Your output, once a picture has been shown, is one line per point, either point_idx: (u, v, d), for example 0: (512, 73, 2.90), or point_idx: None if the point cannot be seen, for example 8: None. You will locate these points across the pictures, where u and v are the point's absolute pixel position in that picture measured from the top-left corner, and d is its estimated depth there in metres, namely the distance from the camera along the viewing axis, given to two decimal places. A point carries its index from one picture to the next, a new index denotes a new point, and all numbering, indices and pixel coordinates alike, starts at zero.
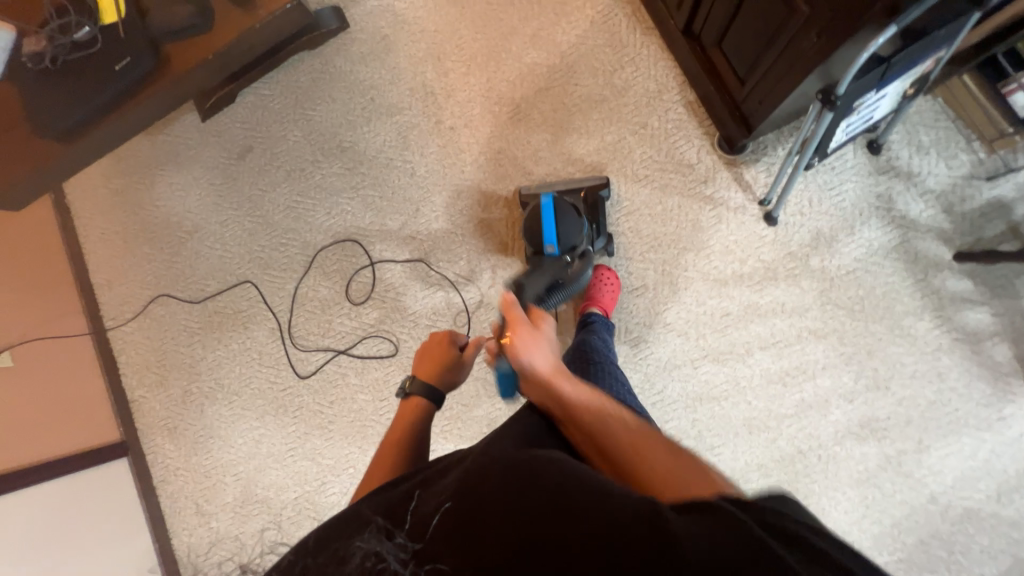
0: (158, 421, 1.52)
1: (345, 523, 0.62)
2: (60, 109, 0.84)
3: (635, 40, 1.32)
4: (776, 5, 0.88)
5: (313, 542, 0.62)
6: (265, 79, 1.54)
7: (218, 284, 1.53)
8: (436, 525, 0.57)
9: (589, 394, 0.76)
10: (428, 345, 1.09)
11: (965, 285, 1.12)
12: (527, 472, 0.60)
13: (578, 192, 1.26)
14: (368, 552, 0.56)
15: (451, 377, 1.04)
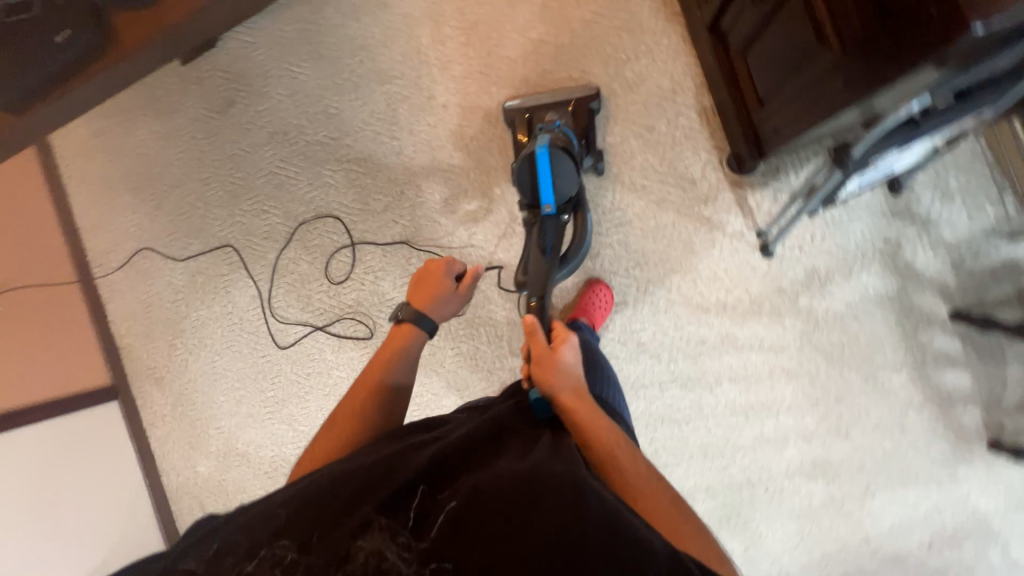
0: (146, 370, 1.59)
1: (332, 505, 0.60)
2: None
3: (656, 27, 1.17)
4: (805, 31, 0.76)
5: (298, 523, 0.59)
6: (249, 24, 1.41)
7: (202, 244, 1.52)
8: (439, 528, 0.57)
9: (605, 426, 0.73)
10: (424, 272, 1.02)
11: (952, 345, 1.08)
12: (527, 479, 0.59)
13: (567, 105, 1.17)
14: (372, 551, 0.55)
15: (445, 311, 0.99)
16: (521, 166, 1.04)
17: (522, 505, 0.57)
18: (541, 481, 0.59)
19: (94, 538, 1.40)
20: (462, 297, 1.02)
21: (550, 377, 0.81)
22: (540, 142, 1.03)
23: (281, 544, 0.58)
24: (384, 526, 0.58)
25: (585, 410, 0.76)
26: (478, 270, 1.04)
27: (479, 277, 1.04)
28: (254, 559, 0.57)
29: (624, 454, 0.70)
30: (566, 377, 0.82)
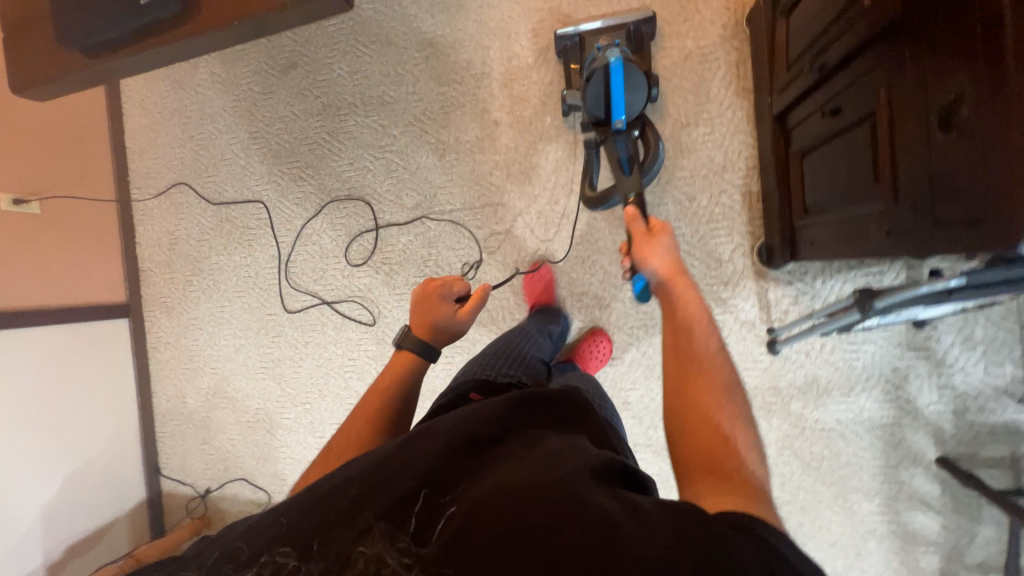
0: (159, 297, 1.66)
1: (331, 508, 0.51)
2: (83, 26, 0.81)
3: (723, 98, 1.15)
4: (861, 166, 0.74)
5: (299, 526, 0.51)
6: None
7: (236, 193, 1.57)
8: (438, 534, 0.47)
9: (695, 303, 0.73)
10: (420, 298, 0.91)
11: (931, 488, 1.07)
12: (521, 489, 0.47)
13: (620, 31, 1.15)
14: (371, 558, 0.47)
15: (448, 336, 0.89)
16: (593, 82, 1.02)
17: (515, 522, 0.45)
18: (540, 493, 0.47)
19: (77, 445, 1.51)
20: (469, 317, 0.91)
21: (651, 252, 0.83)
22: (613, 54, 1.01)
23: (283, 551, 0.50)
24: (383, 531, 0.48)
25: (677, 285, 0.77)
26: (484, 289, 0.94)
27: (484, 297, 0.95)
28: (255, 570, 0.49)
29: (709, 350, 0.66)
30: (670, 257, 0.82)
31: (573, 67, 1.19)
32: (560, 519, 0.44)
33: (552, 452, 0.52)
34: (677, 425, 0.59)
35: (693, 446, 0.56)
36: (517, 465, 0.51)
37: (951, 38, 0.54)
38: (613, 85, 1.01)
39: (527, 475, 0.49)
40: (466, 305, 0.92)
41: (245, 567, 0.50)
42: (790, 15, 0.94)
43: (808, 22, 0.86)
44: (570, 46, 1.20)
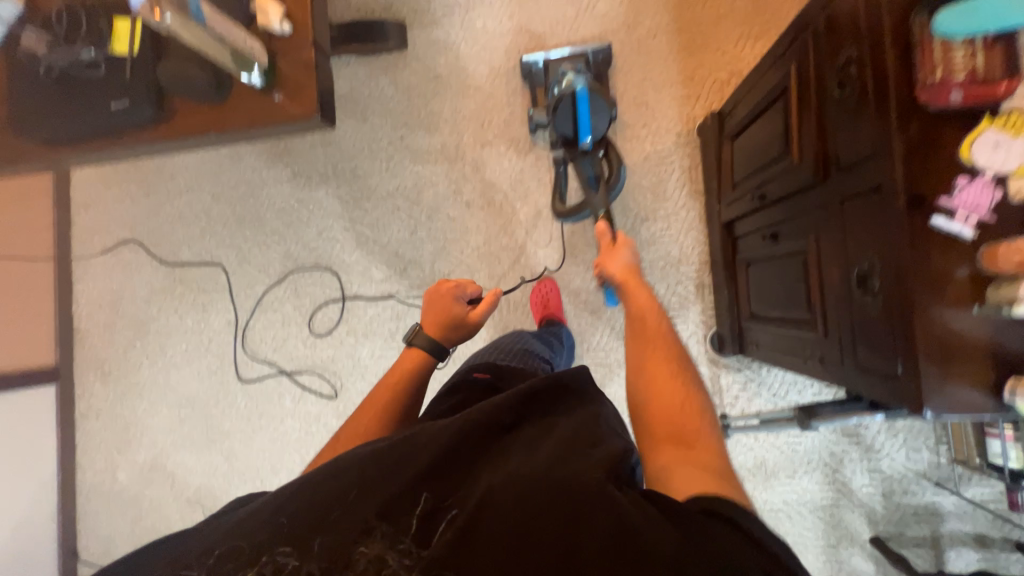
0: (95, 360, 1.53)
1: (333, 506, 0.52)
2: (45, 121, 0.78)
3: (678, 198, 1.25)
4: (797, 293, 0.83)
5: (297, 525, 0.51)
6: None
7: (193, 254, 1.50)
8: (442, 536, 0.49)
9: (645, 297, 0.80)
10: (431, 298, 0.90)
11: (867, 567, 1.15)
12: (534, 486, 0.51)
13: (581, 58, 1.27)
14: (373, 559, 0.49)
15: (459, 338, 0.87)
16: (561, 104, 1.06)
17: (531, 516, 0.49)
18: (555, 489, 0.50)
19: None
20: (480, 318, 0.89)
21: (612, 260, 0.89)
22: (579, 82, 1.07)
23: (281, 551, 0.50)
24: (385, 532, 0.50)
25: (631, 285, 0.83)
26: (497, 293, 0.93)
27: (496, 302, 0.92)
28: (251, 570, 0.49)
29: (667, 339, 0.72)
30: (629, 265, 0.88)
31: (540, 91, 1.30)
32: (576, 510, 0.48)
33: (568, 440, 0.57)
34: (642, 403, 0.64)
35: (658, 425, 0.61)
36: (529, 459, 0.54)
37: (864, 220, 0.63)
38: (579, 109, 1.06)
39: (541, 469, 0.53)
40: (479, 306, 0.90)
41: (238, 568, 0.49)
42: (734, 141, 1.05)
43: (750, 156, 0.97)
44: (535, 72, 1.30)
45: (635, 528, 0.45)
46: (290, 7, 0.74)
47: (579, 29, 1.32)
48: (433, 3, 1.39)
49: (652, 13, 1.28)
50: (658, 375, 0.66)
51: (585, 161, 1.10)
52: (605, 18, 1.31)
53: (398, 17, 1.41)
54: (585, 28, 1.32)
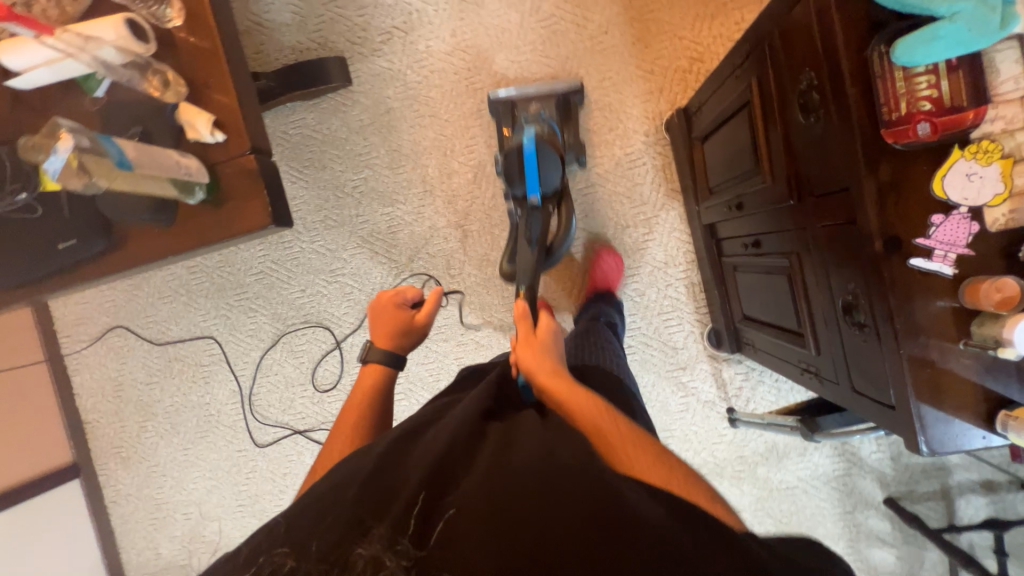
0: (112, 448, 1.55)
1: (331, 510, 0.51)
2: None
3: (655, 199, 1.23)
4: (786, 307, 0.83)
5: (300, 530, 0.50)
6: None
7: (182, 330, 1.49)
8: (438, 536, 0.47)
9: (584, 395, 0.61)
10: (373, 313, 0.92)
11: (884, 526, 1.21)
12: (529, 469, 0.49)
13: (550, 98, 1.19)
14: (369, 561, 0.45)
15: (407, 341, 0.88)
16: (507, 160, 0.98)
17: (528, 497, 0.47)
18: (545, 468, 0.49)
19: None
20: (420, 319, 0.90)
21: (534, 359, 0.69)
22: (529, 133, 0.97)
23: (281, 552, 0.48)
24: (383, 533, 0.47)
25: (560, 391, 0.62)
26: (438, 292, 0.92)
27: (439, 299, 0.92)
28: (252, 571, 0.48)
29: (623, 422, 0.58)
30: (552, 362, 0.69)
31: (505, 130, 1.21)
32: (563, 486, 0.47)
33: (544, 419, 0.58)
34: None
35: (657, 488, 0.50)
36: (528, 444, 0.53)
37: (845, 253, 0.61)
38: (526, 166, 0.97)
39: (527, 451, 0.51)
40: (422, 309, 0.92)
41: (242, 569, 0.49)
42: (704, 143, 1.02)
43: (721, 160, 0.94)
44: (501, 109, 1.21)
45: (630, 508, 0.44)
46: (219, 114, 0.70)
47: (527, 36, 1.25)
48: (369, 31, 1.31)
49: (600, 8, 1.21)
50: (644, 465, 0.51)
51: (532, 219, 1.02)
52: (552, 20, 1.23)
53: (336, 51, 1.32)
54: (533, 34, 1.25)
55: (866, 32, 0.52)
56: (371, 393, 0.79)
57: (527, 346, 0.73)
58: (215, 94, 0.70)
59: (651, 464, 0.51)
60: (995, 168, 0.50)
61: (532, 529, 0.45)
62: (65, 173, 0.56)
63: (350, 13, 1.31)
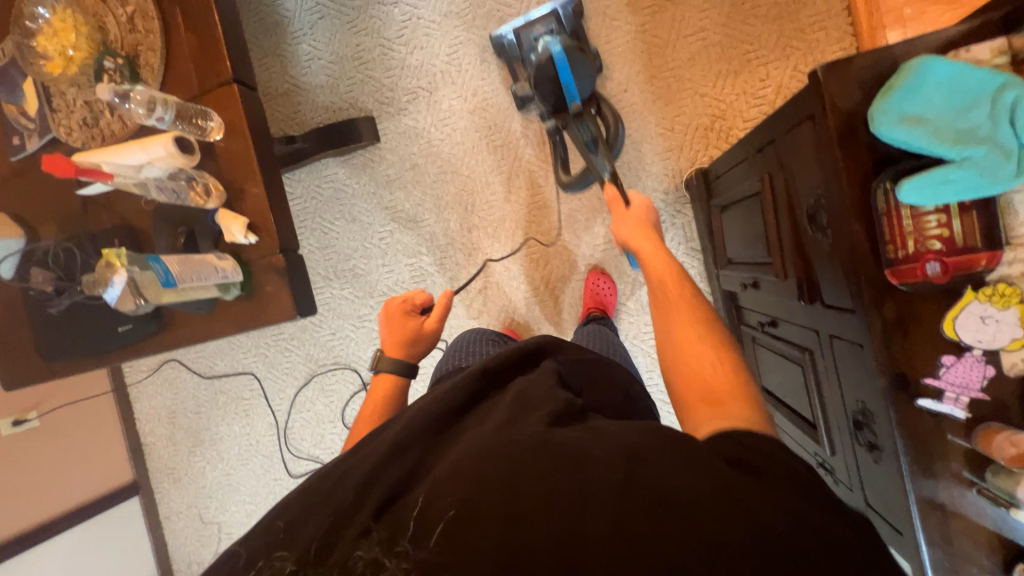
0: (166, 469, 1.71)
1: (327, 511, 0.51)
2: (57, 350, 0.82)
3: (675, 257, 1.21)
4: (801, 399, 0.80)
5: (295, 530, 0.51)
6: (289, 174, 1.44)
7: (227, 365, 1.61)
8: (439, 537, 0.46)
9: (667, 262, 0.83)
10: (387, 319, 0.95)
11: None
12: (516, 454, 0.49)
13: (551, 18, 1.15)
14: (369, 562, 0.47)
15: (420, 349, 0.92)
16: (539, 75, 1.04)
17: (523, 487, 0.47)
18: (533, 457, 0.49)
19: None
20: (433, 325, 0.94)
21: (626, 228, 0.92)
22: (556, 46, 1.01)
23: (280, 556, 0.49)
24: (383, 536, 0.48)
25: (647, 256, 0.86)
26: (449, 295, 0.97)
27: (449, 304, 0.97)
28: (253, 573, 0.49)
29: (694, 300, 0.75)
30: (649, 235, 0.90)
31: (516, 63, 1.21)
32: (557, 474, 0.47)
33: (520, 397, 0.59)
34: (673, 369, 0.67)
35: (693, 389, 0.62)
36: (518, 427, 0.53)
37: (855, 370, 0.59)
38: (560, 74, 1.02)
39: (503, 437, 0.52)
40: (433, 315, 0.96)
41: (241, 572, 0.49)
42: (724, 211, 1.00)
43: (740, 235, 0.92)
44: (507, 46, 1.19)
45: (663, 488, 0.44)
46: (253, 218, 0.77)
47: None
48: (396, 92, 1.36)
49: (620, 66, 1.21)
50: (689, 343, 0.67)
51: (580, 125, 1.09)
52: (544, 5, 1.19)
53: (365, 111, 1.38)
54: None
55: (872, 167, 0.51)
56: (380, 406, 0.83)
57: (624, 218, 0.95)
58: (251, 200, 0.77)
59: (693, 337, 0.68)
60: (1013, 312, 0.47)
61: (534, 530, 0.44)
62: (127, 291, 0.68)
63: (379, 74, 1.36)
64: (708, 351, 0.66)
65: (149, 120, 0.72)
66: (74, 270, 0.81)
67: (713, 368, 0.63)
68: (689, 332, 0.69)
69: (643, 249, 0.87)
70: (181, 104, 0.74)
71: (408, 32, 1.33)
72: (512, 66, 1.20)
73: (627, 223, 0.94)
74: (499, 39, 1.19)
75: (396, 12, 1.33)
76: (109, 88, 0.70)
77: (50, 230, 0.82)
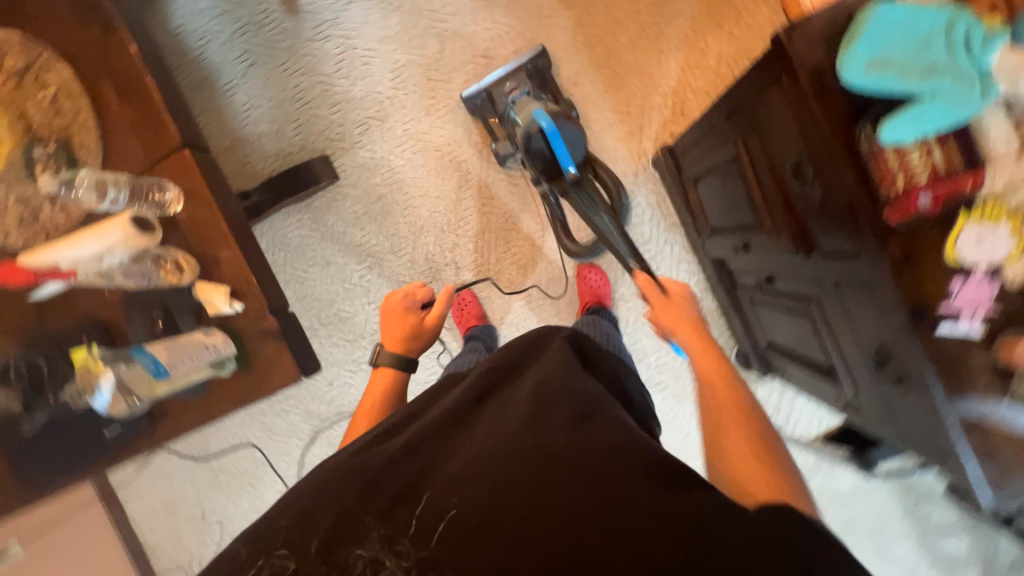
0: (176, 566, 1.58)
1: (333, 505, 0.54)
2: (35, 472, 0.73)
3: (658, 236, 1.22)
4: (815, 349, 0.82)
5: (298, 530, 0.53)
6: (260, 224, 1.38)
7: (222, 442, 1.52)
8: (439, 538, 0.49)
9: (715, 357, 0.68)
10: (386, 315, 0.92)
11: (951, 516, 1.16)
12: (523, 457, 0.51)
13: (521, 72, 1.18)
14: (369, 561, 0.50)
15: (420, 344, 0.90)
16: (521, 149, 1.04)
17: (533, 485, 0.50)
18: (550, 457, 0.51)
19: None
20: (434, 321, 0.91)
21: (670, 316, 0.77)
22: (540, 112, 0.82)
23: (279, 555, 0.52)
24: (383, 535, 0.51)
25: (696, 351, 0.71)
26: (451, 291, 0.90)
27: (451, 299, 0.91)
28: (254, 571, 0.52)
29: (754, 419, 0.58)
30: (694, 325, 0.75)
31: (492, 121, 1.22)
32: (562, 469, 0.50)
33: (539, 392, 0.58)
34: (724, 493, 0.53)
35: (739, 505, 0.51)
36: (537, 420, 0.55)
37: (869, 309, 0.61)
38: None
39: (517, 438, 0.54)
40: (433, 310, 0.92)
41: (245, 567, 0.52)
42: (697, 184, 1.02)
43: (719, 204, 0.94)
44: (480, 104, 1.21)
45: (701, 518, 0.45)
46: (233, 284, 0.72)
47: None
48: (346, 126, 1.31)
49: (566, 61, 1.22)
50: (741, 459, 0.53)
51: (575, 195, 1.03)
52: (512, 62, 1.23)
53: (317, 151, 1.33)
54: None
55: (848, 115, 0.53)
56: (381, 397, 0.81)
57: (666, 308, 0.78)
58: (228, 267, 0.72)
59: (748, 456, 0.54)
60: (1005, 228, 0.49)
61: (533, 520, 0.48)
62: (117, 399, 0.68)
63: (325, 111, 1.31)
64: (759, 466, 0.52)
65: (102, 205, 0.69)
66: (42, 381, 0.73)
67: (766, 483, 0.50)
68: (740, 445, 0.55)
69: (695, 353, 0.71)
70: (135, 181, 0.70)
71: (346, 64, 1.29)
72: (487, 123, 1.21)
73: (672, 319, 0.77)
74: (469, 102, 1.22)
75: (329, 46, 1.29)
76: (54, 180, 0.68)
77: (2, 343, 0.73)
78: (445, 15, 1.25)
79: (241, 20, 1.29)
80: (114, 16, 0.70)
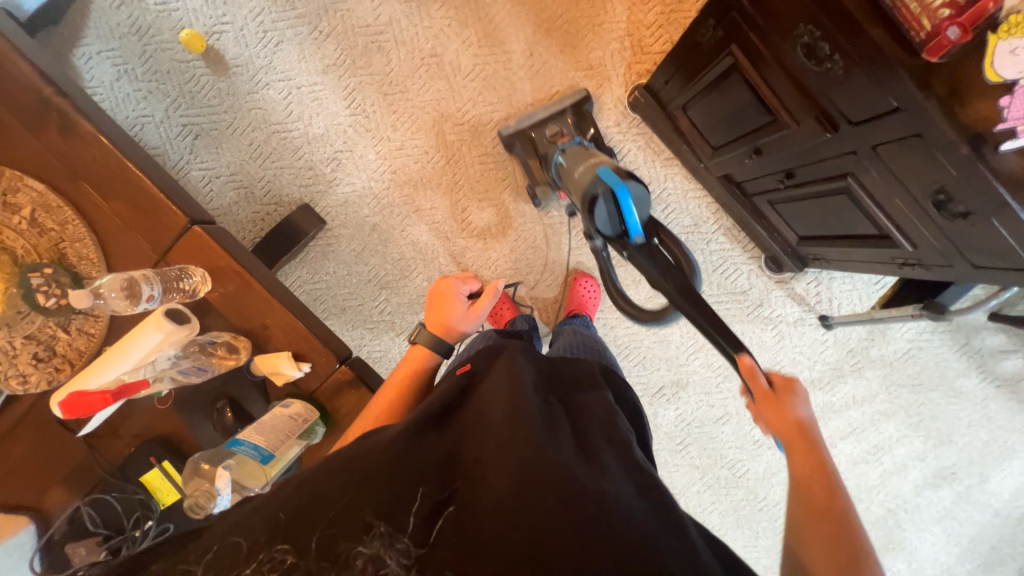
0: None
1: (347, 484, 0.49)
2: None
3: (658, 175, 1.23)
4: (858, 220, 0.83)
5: (300, 520, 0.47)
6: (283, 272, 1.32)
7: None
8: (439, 535, 0.46)
9: (817, 470, 0.60)
10: (431, 294, 0.84)
11: (1001, 338, 1.23)
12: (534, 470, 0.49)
13: (564, 114, 1.19)
14: (370, 558, 0.44)
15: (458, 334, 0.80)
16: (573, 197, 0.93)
17: (543, 500, 0.47)
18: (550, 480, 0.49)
19: None
20: (477, 317, 0.81)
21: (776, 416, 0.64)
22: (603, 170, 0.77)
23: (280, 548, 0.46)
24: (384, 529, 0.45)
25: (801, 454, 0.62)
26: (497, 286, 0.83)
27: (496, 293, 0.83)
28: (252, 568, 0.45)
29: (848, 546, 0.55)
30: (805, 427, 0.64)
31: (531, 162, 1.21)
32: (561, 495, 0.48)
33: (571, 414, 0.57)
34: None
35: None
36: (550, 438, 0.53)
37: (912, 150, 0.62)
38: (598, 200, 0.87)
39: (521, 426, 0.53)
40: (478, 302, 0.82)
41: (242, 565, 0.46)
42: (686, 110, 1.03)
43: (718, 121, 0.95)
44: (517, 145, 1.21)
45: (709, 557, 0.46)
46: (294, 347, 0.68)
47: (464, 96, 1.24)
48: (315, 168, 1.26)
49: (516, 36, 1.21)
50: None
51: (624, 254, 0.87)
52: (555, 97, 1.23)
53: (295, 202, 1.27)
54: (469, 90, 1.24)
55: None
56: (404, 385, 0.70)
57: (775, 407, 0.64)
58: (281, 331, 0.68)
59: None
60: None
61: (532, 535, 0.45)
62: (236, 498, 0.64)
63: (289, 160, 1.25)
64: None
65: (139, 306, 0.62)
66: (125, 513, 0.67)
67: None
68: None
69: (802, 470, 0.61)
70: (159, 272, 0.65)
71: (294, 106, 1.23)
72: (530, 175, 1.21)
73: (778, 418, 0.64)
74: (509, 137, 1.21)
75: (271, 93, 1.23)
76: (86, 293, 0.60)
77: (63, 494, 0.66)
78: (380, 25, 1.21)
79: (171, 95, 1.21)
80: (70, 111, 0.63)
